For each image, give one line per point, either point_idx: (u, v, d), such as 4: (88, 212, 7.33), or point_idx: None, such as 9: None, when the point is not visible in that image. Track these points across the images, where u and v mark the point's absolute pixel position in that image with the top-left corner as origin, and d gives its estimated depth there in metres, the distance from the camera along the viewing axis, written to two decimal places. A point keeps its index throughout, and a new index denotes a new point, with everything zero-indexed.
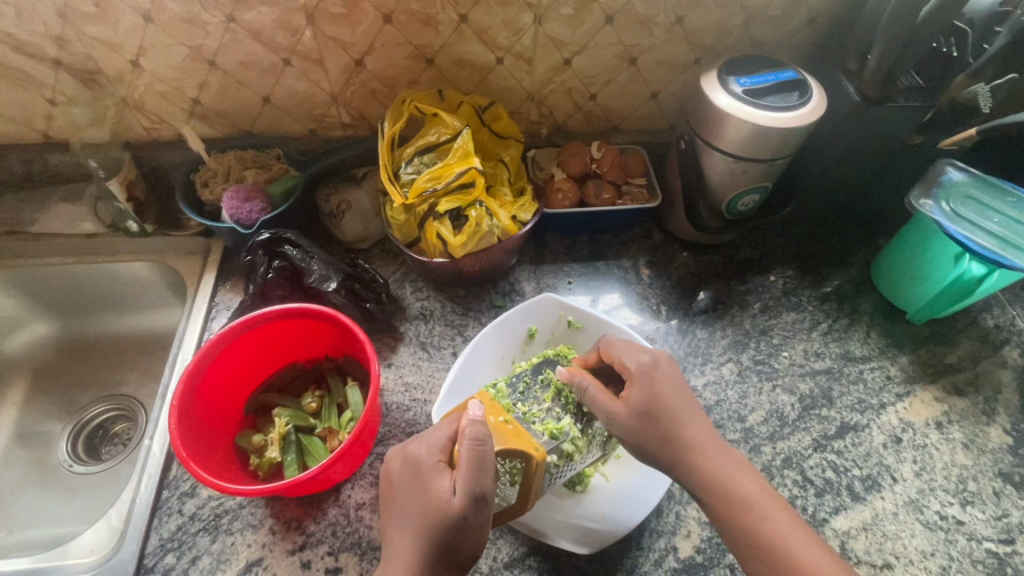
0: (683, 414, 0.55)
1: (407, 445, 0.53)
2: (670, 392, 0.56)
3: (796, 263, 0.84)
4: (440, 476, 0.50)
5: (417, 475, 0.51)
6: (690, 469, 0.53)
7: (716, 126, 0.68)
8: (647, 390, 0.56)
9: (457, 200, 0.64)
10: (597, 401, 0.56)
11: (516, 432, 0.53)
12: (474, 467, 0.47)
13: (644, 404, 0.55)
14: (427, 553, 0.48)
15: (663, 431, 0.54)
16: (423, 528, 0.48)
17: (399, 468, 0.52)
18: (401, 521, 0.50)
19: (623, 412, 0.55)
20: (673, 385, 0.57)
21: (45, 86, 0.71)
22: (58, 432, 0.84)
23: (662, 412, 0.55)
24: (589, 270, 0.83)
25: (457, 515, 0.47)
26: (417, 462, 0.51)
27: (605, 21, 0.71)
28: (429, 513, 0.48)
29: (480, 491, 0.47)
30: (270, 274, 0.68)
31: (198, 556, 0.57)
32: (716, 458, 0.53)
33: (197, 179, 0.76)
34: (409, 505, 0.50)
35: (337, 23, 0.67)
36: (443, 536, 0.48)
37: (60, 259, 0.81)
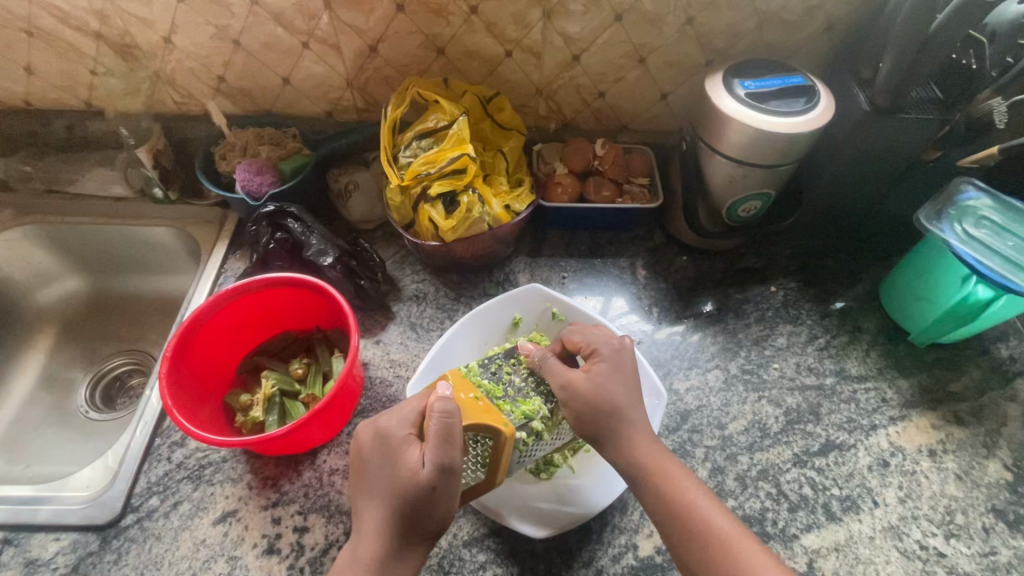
0: (628, 400, 0.57)
1: (379, 417, 0.55)
2: (620, 381, 0.57)
3: (800, 276, 0.82)
4: (410, 447, 0.51)
5: (387, 447, 0.52)
6: (621, 450, 0.55)
7: (719, 129, 0.68)
8: (608, 367, 0.57)
9: (449, 185, 0.65)
10: (558, 373, 0.58)
11: (485, 409, 0.54)
12: (442, 440, 0.49)
13: (597, 380, 0.56)
14: (397, 524, 0.50)
15: (609, 411, 0.55)
16: (394, 499, 0.50)
17: (369, 441, 0.54)
18: (372, 493, 0.52)
19: (578, 377, 0.57)
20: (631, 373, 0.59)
21: (88, 57, 0.77)
22: (79, 379, 0.91)
23: (608, 391, 0.56)
24: (585, 266, 0.83)
25: (426, 484, 0.49)
26: (387, 433, 0.53)
27: (613, 18, 0.71)
28: (399, 483, 0.50)
29: (447, 462, 0.48)
30: (272, 245, 0.72)
31: (180, 501, 0.61)
32: (643, 442, 0.55)
33: (217, 152, 0.80)
34: (379, 476, 0.51)
35: (352, 10, 0.70)
36: (412, 506, 0.49)
37: (90, 218, 0.87)
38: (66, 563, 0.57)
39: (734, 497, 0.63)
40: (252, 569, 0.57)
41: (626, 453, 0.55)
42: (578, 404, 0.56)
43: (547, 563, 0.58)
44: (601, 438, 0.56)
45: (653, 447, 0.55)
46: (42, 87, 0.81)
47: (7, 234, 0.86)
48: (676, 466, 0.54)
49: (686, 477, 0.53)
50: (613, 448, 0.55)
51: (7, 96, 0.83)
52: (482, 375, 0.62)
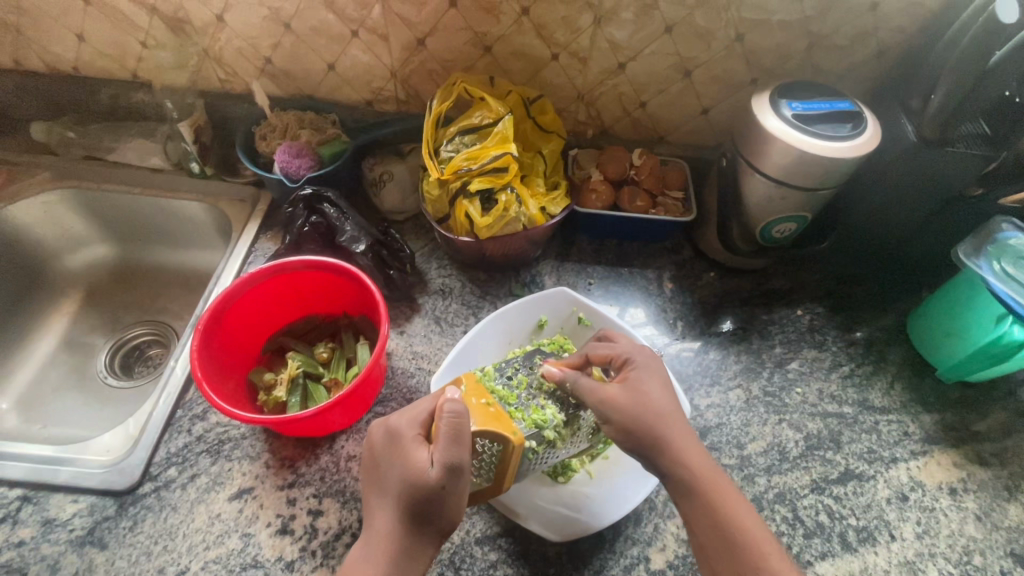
0: (668, 406, 0.56)
1: (391, 415, 0.55)
2: (656, 388, 0.57)
3: (826, 301, 0.81)
4: (417, 447, 0.51)
5: (398, 446, 0.52)
6: (667, 458, 0.54)
7: (761, 148, 0.68)
8: (644, 373, 0.58)
9: (489, 182, 0.64)
10: (593, 390, 0.56)
11: (497, 416, 0.54)
12: (449, 440, 0.48)
13: (632, 387, 0.56)
14: (406, 522, 0.50)
15: (650, 420, 0.54)
16: (403, 497, 0.50)
17: (381, 440, 0.54)
18: (383, 491, 0.52)
19: (617, 391, 0.56)
20: (666, 383, 0.58)
21: (140, 29, 0.78)
22: (99, 345, 0.93)
23: (650, 399, 0.55)
24: (612, 274, 0.83)
25: (432, 485, 0.48)
26: (397, 429, 0.53)
27: (664, 29, 0.71)
28: (407, 483, 0.50)
29: (455, 461, 0.48)
30: (306, 228, 0.71)
31: (197, 474, 0.61)
32: (687, 447, 0.54)
33: (257, 133, 0.80)
34: (391, 474, 0.52)
35: (405, 2, 0.71)
36: (421, 506, 0.49)
37: (125, 188, 0.88)
38: (82, 526, 0.57)
39: None
40: (265, 547, 0.57)
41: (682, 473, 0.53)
42: (617, 415, 0.55)
43: (558, 567, 0.58)
44: (647, 453, 0.54)
45: (696, 455, 0.54)
46: (90, 55, 0.82)
47: (44, 197, 0.88)
48: (723, 480, 0.54)
49: (728, 486, 0.53)
50: (652, 463, 0.55)
51: (56, 60, 0.84)
52: (496, 380, 0.61)
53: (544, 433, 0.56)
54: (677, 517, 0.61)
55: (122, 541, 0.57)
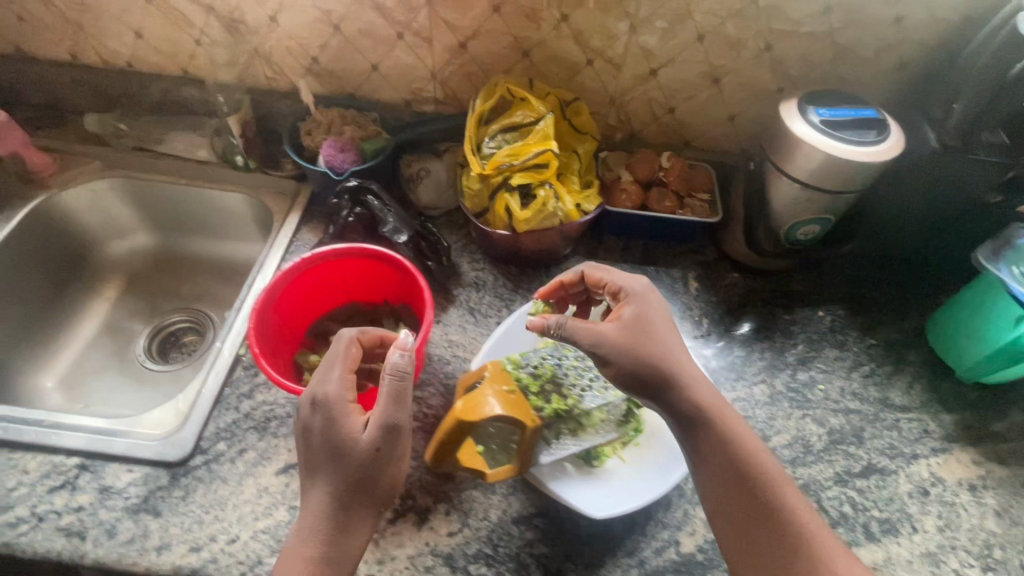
0: (671, 339, 0.59)
1: (313, 387, 0.56)
2: (659, 319, 0.60)
3: (847, 303, 0.84)
4: (351, 416, 0.54)
5: (328, 418, 0.54)
6: (680, 391, 0.56)
7: (788, 150, 0.71)
8: (640, 305, 0.61)
9: (530, 178, 0.68)
10: (584, 332, 0.58)
11: (515, 403, 0.58)
12: (392, 401, 0.53)
13: (634, 322, 0.59)
14: (346, 491, 0.52)
15: (654, 352, 0.57)
16: (339, 469, 0.52)
17: (307, 418, 0.55)
18: (317, 467, 0.53)
19: (613, 327, 0.59)
20: (663, 313, 0.61)
21: (195, 27, 0.82)
22: (138, 330, 0.96)
23: (656, 330, 0.59)
24: (639, 272, 0.85)
25: (373, 446, 0.52)
26: (323, 402, 0.54)
27: (697, 38, 0.74)
28: (346, 451, 0.52)
29: (393, 422, 0.53)
30: (351, 219, 0.75)
31: (245, 449, 0.64)
32: (699, 380, 0.57)
33: (302, 128, 0.83)
34: (321, 449, 0.53)
35: (451, 7, 0.74)
36: (360, 471, 0.52)
37: (171, 179, 0.92)
38: (137, 494, 0.60)
39: None
40: None
41: (691, 402, 0.56)
42: (618, 352, 0.57)
43: (591, 547, 0.60)
44: (659, 390, 0.57)
45: (706, 388, 0.57)
46: (146, 51, 0.86)
47: (93, 185, 0.91)
48: (732, 414, 0.57)
49: (737, 420, 0.56)
50: (661, 401, 0.57)
51: (111, 56, 0.88)
52: (522, 367, 0.65)
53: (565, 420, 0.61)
54: None
55: (176, 509, 0.59)
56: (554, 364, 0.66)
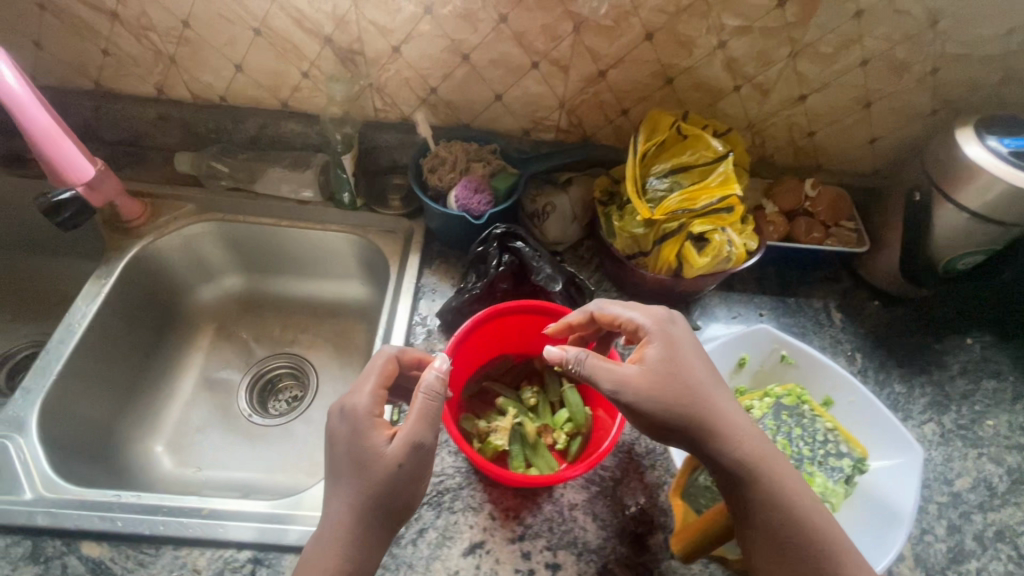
0: (707, 383, 0.54)
1: (342, 396, 0.54)
2: (690, 361, 0.54)
3: (994, 329, 0.81)
4: (376, 430, 0.51)
5: (355, 432, 0.51)
6: (723, 446, 0.52)
7: (959, 177, 0.67)
8: (664, 344, 0.55)
9: (709, 223, 0.64)
10: (608, 369, 0.53)
11: None
12: (421, 418, 0.51)
13: (660, 365, 0.54)
14: (364, 512, 0.49)
15: (675, 396, 0.52)
16: (359, 481, 0.49)
17: (336, 429, 0.52)
18: (338, 481, 0.50)
19: (635, 371, 0.53)
20: (688, 351, 0.55)
21: (306, 60, 0.75)
22: (236, 381, 0.88)
23: (688, 375, 0.53)
24: (780, 304, 0.82)
25: (395, 464, 0.49)
26: (350, 414, 0.52)
27: (859, 63, 0.70)
28: (366, 467, 0.49)
29: (422, 440, 0.50)
30: (500, 267, 0.70)
31: (425, 528, 0.60)
32: (744, 431, 0.53)
33: (424, 165, 0.77)
34: (343, 460, 0.50)
35: (599, 35, 0.69)
36: (380, 492, 0.49)
37: (271, 220, 0.86)
38: None
39: (978, 558, 0.62)
40: None
41: (727, 451, 0.52)
42: (644, 400, 0.52)
43: None
44: (687, 439, 0.52)
45: (753, 440, 0.53)
46: (244, 84, 0.79)
47: (188, 231, 0.85)
48: (783, 465, 0.53)
49: (789, 470, 0.52)
50: (699, 454, 0.52)
51: (204, 90, 0.80)
52: None
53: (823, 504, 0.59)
54: (906, 559, 0.62)
55: None
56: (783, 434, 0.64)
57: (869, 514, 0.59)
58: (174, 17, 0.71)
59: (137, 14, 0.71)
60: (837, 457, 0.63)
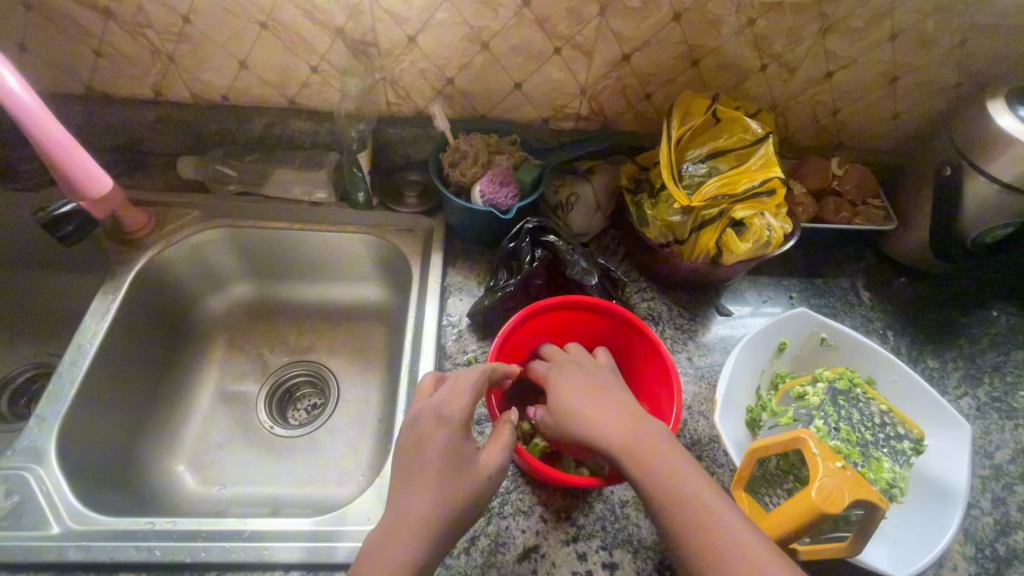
0: (597, 397, 0.55)
1: (438, 400, 0.53)
2: (573, 384, 0.57)
3: (1018, 300, 0.82)
4: (469, 441, 0.52)
5: (450, 435, 0.51)
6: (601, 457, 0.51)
7: (991, 149, 0.67)
8: (561, 377, 0.59)
9: (749, 208, 0.62)
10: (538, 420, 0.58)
11: (858, 481, 0.44)
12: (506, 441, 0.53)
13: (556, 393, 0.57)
14: (446, 522, 0.47)
15: (580, 427, 0.53)
16: (447, 486, 0.48)
17: (428, 428, 0.52)
18: (424, 480, 0.49)
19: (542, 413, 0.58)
20: (580, 377, 0.58)
21: (316, 54, 0.71)
22: (254, 394, 0.85)
23: (567, 396, 0.56)
24: (808, 286, 0.81)
25: (484, 478, 0.50)
26: (449, 419, 0.52)
27: (887, 37, 0.69)
28: (457, 473, 0.49)
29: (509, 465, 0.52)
30: (534, 263, 0.68)
31: (476, 535, 0.58)
32: (624, 429, 0.51)
33: (445, 160, 0.75)
34: (435, 459, 0.49)
35: (625, 17, 0.67)
36: (465, 504, 0.49)
37: (282, 224, 0.82)
38: None
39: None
40: None
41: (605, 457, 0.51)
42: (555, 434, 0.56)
43: None
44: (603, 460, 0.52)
45: (641, 437, 0.50)
46: (249, 82, 0.75)
47: (195, 239, 0.81)
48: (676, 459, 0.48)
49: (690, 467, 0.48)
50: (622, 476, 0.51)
51: (205, 90, 0.76)
52: (827, 435, 0.58)
53: (892, 491, 0.56)
54: (957, 534, 0.62)
55: None
56: (846, 422, 0.60)
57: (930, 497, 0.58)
58: (173, 12, 0.67)
59: (132, 10, 0.67)
60: (897, 440, 0.60)
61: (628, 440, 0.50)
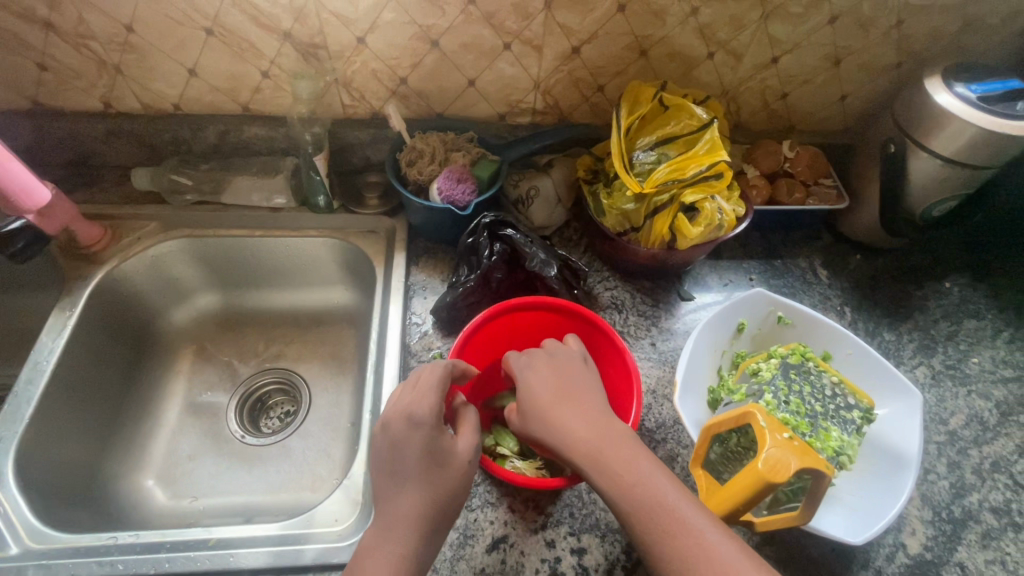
0: (566, 405, 0.54)
1: (406, 401, 0.52)
2: (544, 389, 0.56)
3: (969, 271, 0.84)
4: (445, 434, 0.52)
5: (425, 435, 0.50)
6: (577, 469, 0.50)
7: (926, 123, 0.69)
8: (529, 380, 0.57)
9: (699, 192, 0.64)
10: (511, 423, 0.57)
11: (803, 449, 0.46)
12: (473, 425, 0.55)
13: (526, 399, 0.56)
14: (435, 513, 0.48)
15: (539, 428, 0.54)
16: (432, 480, 0.49)
17: (401, 431, 0.50)
18: (406, 479, 0.49)
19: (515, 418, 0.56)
20: (550, 380, 0.56)
21: (266, 58, 0.71)
22: (224, 404, 0.84)
23: (538, 403, 0.55)
24: (768, 267, 0.83)
25: (465, 462, 0.51)
26: (421, 420, 0.51)
27: (827, 20, 0.71)
28: (439, 467, 0.50)
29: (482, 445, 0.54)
30: (493, 257, 0.68)
31: (445, 529, 0.58)
32: (598, 440, 0.51)
33: (402, 159, 0.75)
34: (415, 460, 0.49)
35: (572, 10, 0.68)
36: (451, 490, 0.49)
37: (243, 231, 0.82)
38: None
39: (978, 490, 0.65)
40: None
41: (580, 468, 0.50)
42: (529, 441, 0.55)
43: (828, 567, 0.58)
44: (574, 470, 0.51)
45: (614, 447, 0.50)
46: (200, 90, 0.74)
47: (154, 251, 0.80)
48: (651, 469, 0.48)
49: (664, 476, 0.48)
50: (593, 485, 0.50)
51: (156, 99, 0.75)
52: (777, 408, 0.60)
53: (839, 459, 0.59)
54: (914, 499, 0.64)
55: None
56: (797, 393, 0.62)
57: (881, 464, 0.60)
58: (116, 22, 0.66)
59: (73, 21, 0.66)
60: (847, 410, 0.62)
61: (597, 447, 0.50)
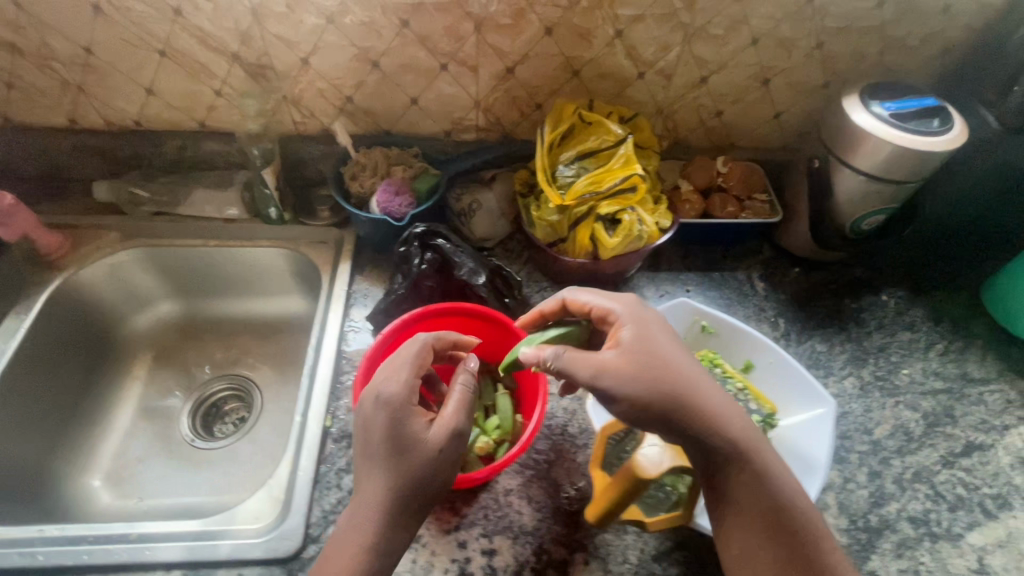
0: (681, 361, 0.54)
1: (376, 383, 0.53)
2: (662, 341, 0.55)
3: (907, 284, 0.86)
4: (418, 418, 0.52)
5: (393, 415, 0.51)
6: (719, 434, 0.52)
7: (840, 136, 0.72)
8: (637, 329, 0.56)
9: (616, 204, 0.67)
10: (581, 361, 0.53)
11: (681, 449, 0.55)
12: (460, 407, 0.53)
13: (637, 346, 0.54)
14: (405, 495, 0.49)
15: (643, 384, 0.52)
16: (400, 465, 0.49)
17: (372, 412, 0.52)
18: (375, 460, 0.50)
19: (616, 358, 0.53)
20: (661, 333, 0.56)
21: (217, 78, 0.75)
22: (178, 407, 0.87)
23: (659, 354, 0.54)
24: (705, 280, 0.85)
25: (437, 448, 0.50)
26: (387, 399, 0.52)
27: (749, 42, 0.74)
28: (414, 451, 0.50)
29: (462, 426, 0.52)
30: (423, 265, 0.71)
31: None
32: (711, 400, 0.53)
33: (347, 172, 0.79)
34: (386, 443, 0.50)
35: (501, 33, 0.72)
36: (417, 472, 0.49)
37: (198, 241, 0.86)
38: None
39: (896, 499, 0.65)
40: None
41: (727, 432, 0.52)
42: (636, 392, 0.51)
43: None
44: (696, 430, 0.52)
45: (723, 412, 0.53)
46: (158, 107, 0.79)
47: (113, 259, 0.84)
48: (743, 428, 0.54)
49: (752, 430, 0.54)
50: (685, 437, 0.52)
51: (118, 116, 0.80)
52: None
53: None
54: (831, 508, 0.64)
55: None
56: None
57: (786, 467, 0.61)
58: (76, 44, 0.71)
59: (37, 44, 0.71)
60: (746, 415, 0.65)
61: (713, 405, 0.53)
